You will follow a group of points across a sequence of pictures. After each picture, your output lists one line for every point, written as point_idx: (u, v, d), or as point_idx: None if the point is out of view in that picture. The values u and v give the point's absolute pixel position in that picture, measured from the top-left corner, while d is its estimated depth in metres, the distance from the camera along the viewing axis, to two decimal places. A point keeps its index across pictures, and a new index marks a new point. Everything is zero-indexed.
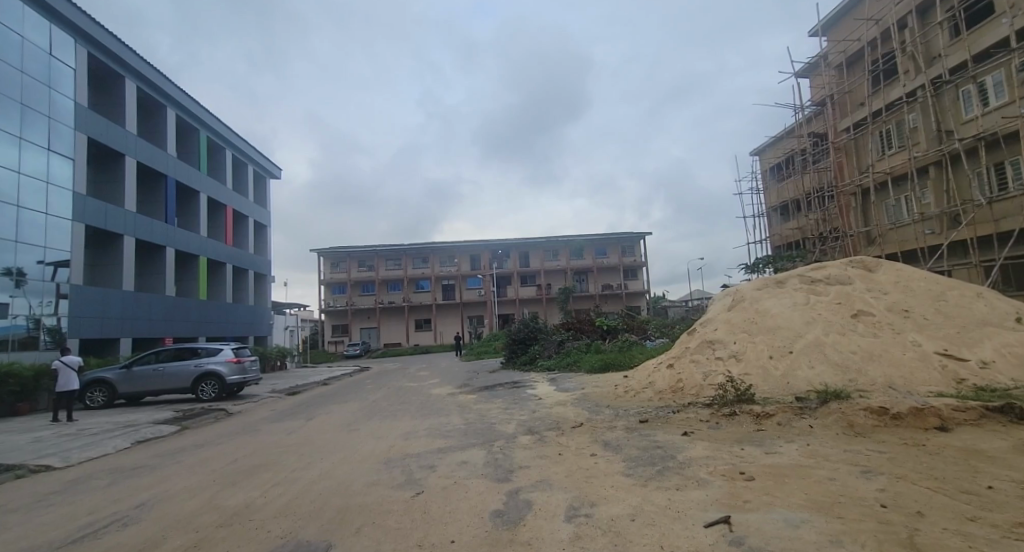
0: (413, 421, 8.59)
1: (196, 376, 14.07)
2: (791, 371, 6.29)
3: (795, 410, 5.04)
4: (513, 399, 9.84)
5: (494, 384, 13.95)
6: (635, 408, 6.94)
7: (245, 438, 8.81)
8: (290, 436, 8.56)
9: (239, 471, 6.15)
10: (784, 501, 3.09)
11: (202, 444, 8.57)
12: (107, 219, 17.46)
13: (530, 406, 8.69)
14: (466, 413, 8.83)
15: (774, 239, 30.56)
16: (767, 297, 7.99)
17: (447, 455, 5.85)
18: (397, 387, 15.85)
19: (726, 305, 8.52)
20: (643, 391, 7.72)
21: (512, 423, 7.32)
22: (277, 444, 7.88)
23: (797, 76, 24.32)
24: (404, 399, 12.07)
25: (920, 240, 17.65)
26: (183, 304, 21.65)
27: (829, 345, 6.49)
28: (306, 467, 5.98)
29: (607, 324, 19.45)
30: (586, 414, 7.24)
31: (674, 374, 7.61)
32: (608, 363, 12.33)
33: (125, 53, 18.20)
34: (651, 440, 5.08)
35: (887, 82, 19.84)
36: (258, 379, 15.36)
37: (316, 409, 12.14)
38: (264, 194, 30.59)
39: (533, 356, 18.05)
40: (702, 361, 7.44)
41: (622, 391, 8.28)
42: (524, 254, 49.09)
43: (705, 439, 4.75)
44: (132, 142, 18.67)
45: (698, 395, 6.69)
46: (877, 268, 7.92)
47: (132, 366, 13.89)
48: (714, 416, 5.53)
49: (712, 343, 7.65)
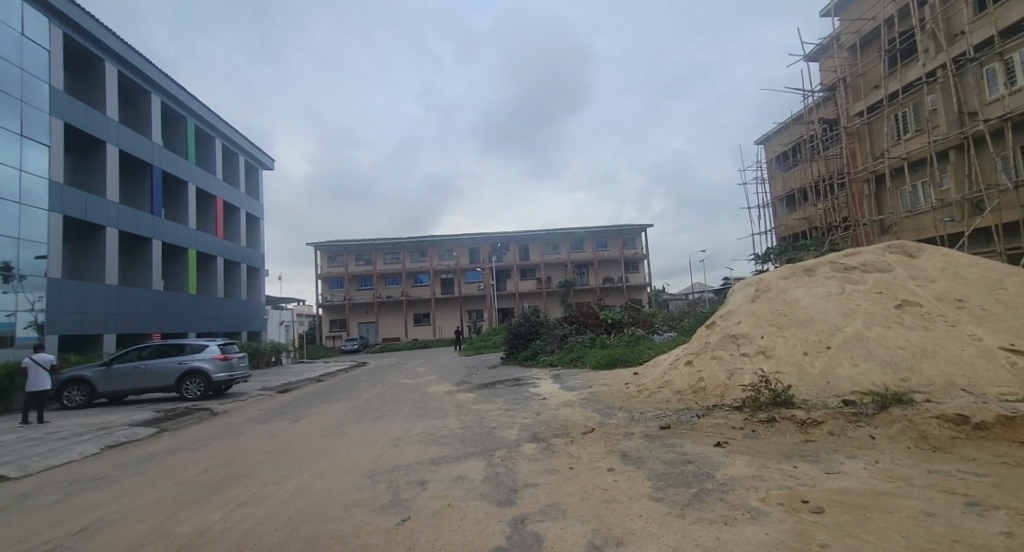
0: (405, 425, 7.83)
1: (180, 374, 13.33)
2: (832, 370, 5.53)
3: (848, 417, 4.30)
4: (516, 399, 9.09)
5: (494, 381, 13.17)
6: (652, 411, 6.19)
7: (223, 442, 8.05)
8: (271, 441, 7.82)
9: (205, 485, 5.39)
10: (878, 547, 2.34)
11: (175, 449, 7.80)
12: (88, 210, 16.67)
13: (534, 407, 7.95)
14: (462, 415, 8.06)
15: (781, 230, 29.78)
16: (797, 287, 7.21)
17: (440, 468, 5.09)
18: (394, 385, 15.09)
19: (749, 295, 7.73)
20: (659, 391, 6.96)
21: (515, 428, 6.57)
22: (256, 451, 7.14)
23: (807, 60, 23.51)
24: (399, 398, 11.36)
25: (939, 229, 16.94)
26: (171, 298, 20.87)
27: (873, 340, 5.73)
28: (280, 482, 5.22)
29: (612, 317, 18.72)
30: (597, 417, 6.48)
31: (693, 372, 6.85)
32: (616, 359, 11.59)
33: (105, 36, 17.27)
34: (679, 452, 4.34)
35: (904, 63, 19.07)
36: (246, 376, 14.63)
37: (306, 409, 11.38)
38: (257, 186, 29.66)
39: (535, 351, 17.36)
40: (725, 357, 6.67)
41: (635, 391, 7.52)
42: (524, 247, 48.25)
43: (746, 453, 4.01)
44: (114, 129, 17.82)
45: (724, 397, 5.93)
46: (919, 254, 7.15)
47: (112, 364, 13.14)
48: (748, 422, 4.78)
49: (735, 338, 6.89)
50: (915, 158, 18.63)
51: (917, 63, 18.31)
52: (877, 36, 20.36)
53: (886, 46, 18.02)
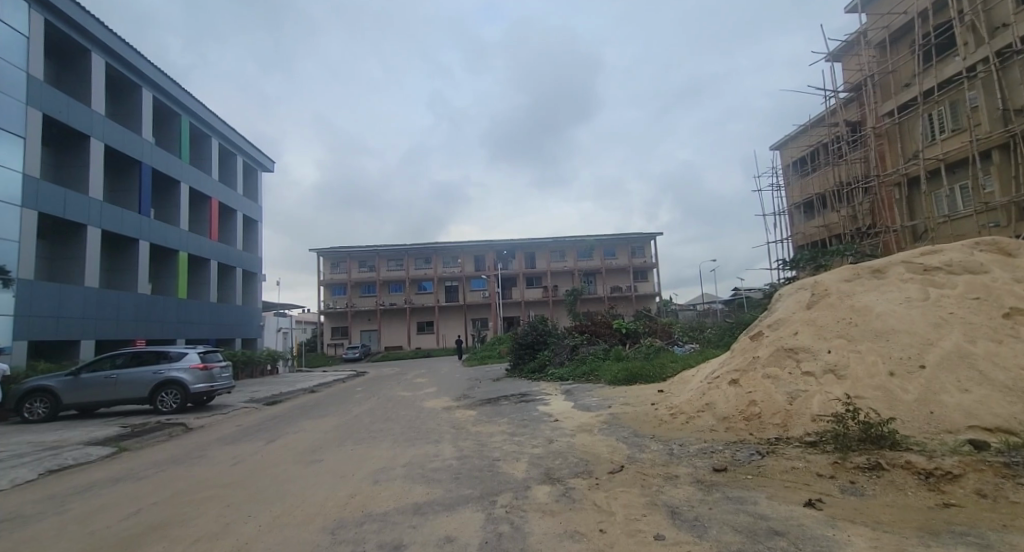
0: (390, 452, 6.58)
1: (156, 385, 12.20)
2: (933, 396, 4.26)
3: (1000, 473, 3.03)
4: (524, 420, 7.87)
5: (499, 395, 11.93)
6: (695, 445, 4.92)
7: (179, 469, 6.86)
8: (234, 469, 6.62)
9: (122, 537, 4.19)
10: None
11: (121, 478, 6.62)
12: (67, 207, 15.73)
13: (546, 432, 6.71)
14: (460, 441, 6.81)
15: (798, 239, 28.47)
16: (867, 292, 5.95)
17: (426, 522, 3.84)
18: (389, 398, 13.80)
19: (803, 300, 6.48)
20: (698, 417, 5.69)
21: (523, 461, 5.31)
22: (211, 483, 5.95)
23: (830, 58, 22.51)
24: (392, 416, 10.12)
25: (982, 234, 15.61)
26: (159, 302, 19.84)
27: (983, 358, 4.47)
28: (215, 536, 4.01)
29: (626, 327, 17.39)
30: (624, 449, 5.23)
31: (741, 394, 5.60)
32: (635, 374, 10.28)
33: (91, 25, 16.47)
34: (755, 515, 3.08)
35: (940, 58, 17.87)
36: (228, 388, 13.47)
37: (288, 426, 10.17)
38: (254, 188, 28.72)
39: (543, 363, 16.13)
40: (783, 377, 5.42)
41: (666, 415, 6.24)
42: (530, 254, 47.08)
43: (861, 523, 2.75)
44: (98, 123, 16.94)
45: (789, 429, 4.68)
46: (1018, 252, 5.90)
47: (80, 373, 12.05)
48: (840, 467, 3.54)
49: (793, 352, 5.63)
50: (953, 159, 17.36)
51: (954, 59, 17.13)
52: (908, 31, 19.30)
53: (921, 40, 16.91)
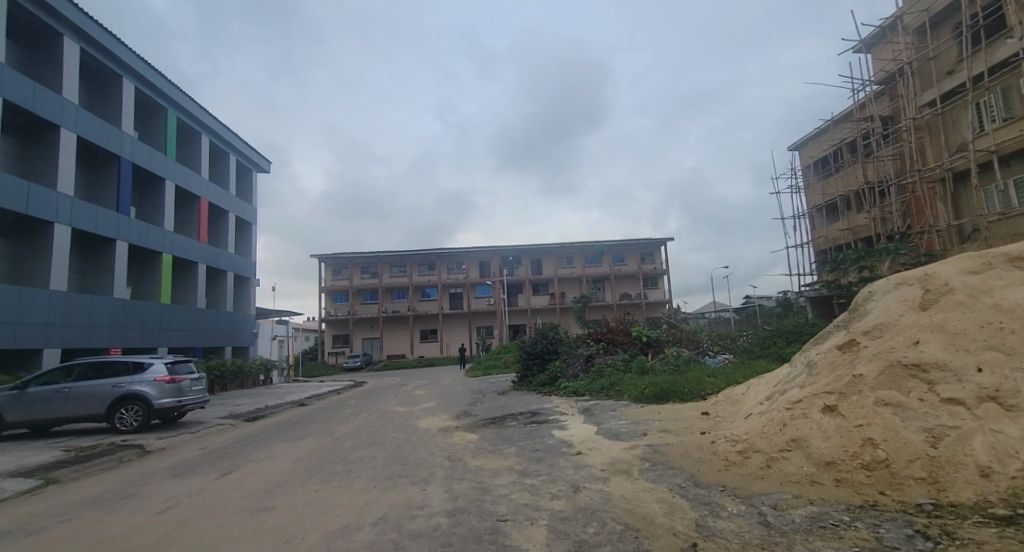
0: (364, 498, 4.99)
1: (115, 401, 10.67)
2: None
3: None
4: (539, 450, 6.28)
5: (505, 414, 10.32)
6: (798, 509, 3.28)
7: (90, 519, 5.23)
8: (155, 520, 4.98)
9: None
10: None
11: (7, 532, 4.97)
12: (31, 202, 14.36)
13: (569, 471, 5.11)
14: (454, 483, 5.18)
15: (821, 242, 26.77)
16: (1012, 287, 4.37)
17: None
18: (380, 414, 12.19)
19: (913, 299, 4.92)
20: (785, 461, 4.06)
21: (540, 526, 3.69)
22: (111, 545, 4.34)
23: (859, 48, 21.08)
24: (380, 439, 8.51)
25: None
26: (138, 308, 18.45)
27: None
28: None
29: (647, 335, 15.62)
30: (688, 510, 3.60)
31: (847, 428, 3.97)
32: (666, 391, 8.65)
33: (64, 7, 15.26)
34: None
35: (990, 40, 16.36)
36: (201, 402, 11.92)
37: (254, 451, 8.57)
38: (247, 189, 27.42)
39: (554, 375, 14.52)
40: (911, 405, 3.80)
41: (733, 453, 4.59)
42: (537, 260, 45.51)
43: None
44: (70, 113, 15.65)
45: (952, 491, 3.05)
46: None
47: (28, 387, 10.58)
48: None
49: (918, 370, 4.03)
50: (1008, 150, 15.89)
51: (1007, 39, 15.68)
52: (949, 14, 17.89)
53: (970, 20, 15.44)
